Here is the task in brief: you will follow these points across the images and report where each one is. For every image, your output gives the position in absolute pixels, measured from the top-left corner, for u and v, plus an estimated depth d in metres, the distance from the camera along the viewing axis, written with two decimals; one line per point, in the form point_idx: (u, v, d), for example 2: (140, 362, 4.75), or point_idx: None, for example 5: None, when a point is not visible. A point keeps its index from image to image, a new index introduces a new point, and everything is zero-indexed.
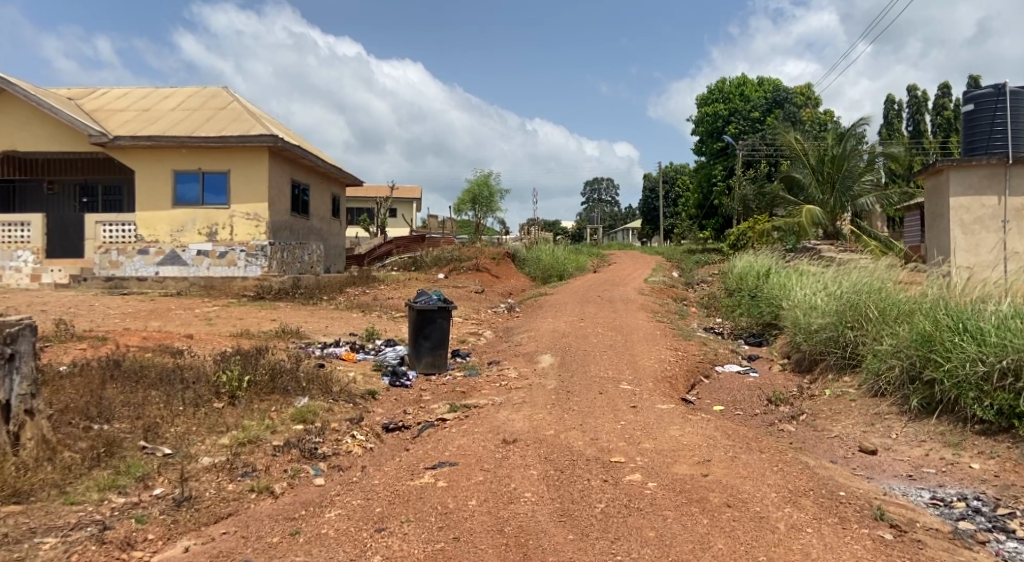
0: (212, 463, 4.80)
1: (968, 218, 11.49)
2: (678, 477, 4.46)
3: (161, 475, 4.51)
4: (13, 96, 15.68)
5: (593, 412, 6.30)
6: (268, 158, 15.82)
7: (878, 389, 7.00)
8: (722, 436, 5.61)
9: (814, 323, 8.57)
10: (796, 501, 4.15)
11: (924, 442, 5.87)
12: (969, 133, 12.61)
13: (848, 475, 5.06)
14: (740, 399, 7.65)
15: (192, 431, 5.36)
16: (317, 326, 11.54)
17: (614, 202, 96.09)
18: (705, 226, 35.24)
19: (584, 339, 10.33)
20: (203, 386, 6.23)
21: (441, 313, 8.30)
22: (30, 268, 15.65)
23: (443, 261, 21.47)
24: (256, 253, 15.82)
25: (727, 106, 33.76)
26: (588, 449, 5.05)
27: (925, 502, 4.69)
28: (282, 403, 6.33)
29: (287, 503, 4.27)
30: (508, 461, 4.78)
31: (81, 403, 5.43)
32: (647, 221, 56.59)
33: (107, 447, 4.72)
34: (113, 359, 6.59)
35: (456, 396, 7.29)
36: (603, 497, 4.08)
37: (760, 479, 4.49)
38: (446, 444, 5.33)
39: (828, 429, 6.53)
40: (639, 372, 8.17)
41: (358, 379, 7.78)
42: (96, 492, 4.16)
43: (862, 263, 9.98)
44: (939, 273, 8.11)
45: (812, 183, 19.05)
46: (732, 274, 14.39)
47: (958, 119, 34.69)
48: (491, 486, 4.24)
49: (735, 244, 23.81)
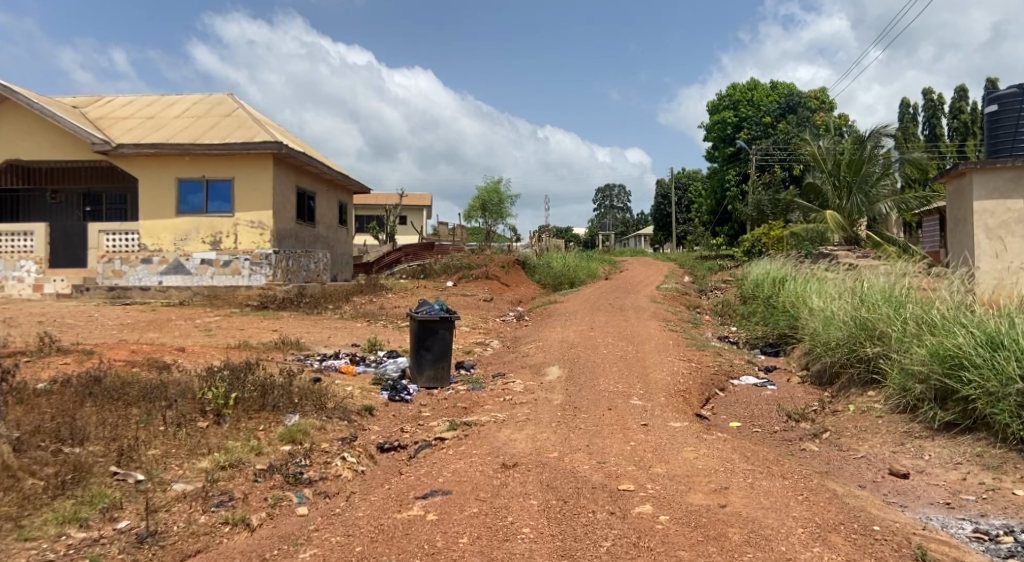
0: (185, 491, 4.42)
1: (993, 222, 10.97)
2: (693, 509, 4.04)
3: (128, 505, 4.15)
4: (16, 104, 15.54)
5: (602, 431, 5.89)
6: (272, 165, 15.56)
7: (906, 405, 6.54)
8: (739, 458, 5.18)
9: (833, 335, 8.13)
10: (825, 537, 3.72)
11: (961, 464, 5.39)
12: (994, 135, 12.10)
13: (881, 505, 4.59)
14: (758, 415, 7.22)
15: (171, 454, 5.01)
16: (318, 337, 11.19)
17: (625, 209, 95.49)
18: (718, 232, 34.73)
19: (594, 349, 9.92)
20: (188, 403, 5.88)
21: (444, 323, 7.91)
22: (33, 278, 15.50)
23: (451, 268, 21.07)
24: (260, 262, 15.54)
25: (736, 113, 33.30)
26: (594, 475, 4.65)
27: (967, 536, 4.25)
28: (271, 422, 5.96)
29: (262, 538, 3.91)
30: (507, 489, 4.38)
31: (53, 424, 5.09)
32: (659, 228, 55.87)
33: (74, 473, 4.37)
34: (95, 375, 6.26)
35: (457, 413, 6.90)
36: (610, 534, 3.67)
37: (783, 511, 4.07)
38: (439, 469, 4.93)
39: (854, 449, 6.10)
40: (651, 385, 7.73)
41: (355, 394, 7.42)
42: (54, 526, 3.81)
43: (885, 269, 9.50)
44: (966, 282, 7.68)
45: (829, 189, 18.48)
46: (747, 281, 13.93)
47: (976, 122, 34.01)
48: (486, 520, 3.84)
49: (749, 250, 23.40)
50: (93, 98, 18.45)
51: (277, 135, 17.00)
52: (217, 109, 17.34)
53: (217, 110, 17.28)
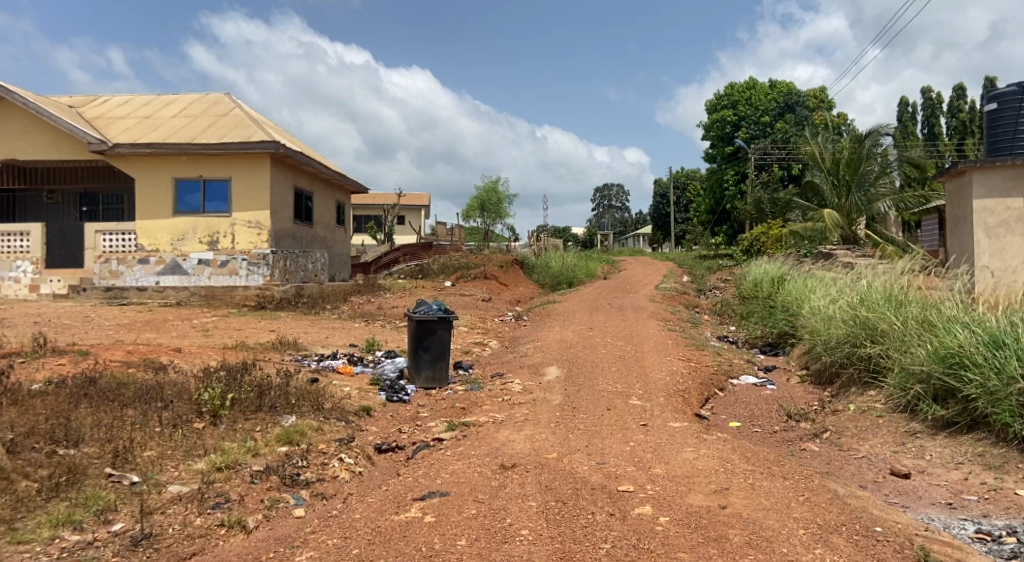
0: (181, 493, 4.37)
1: (993, 221, 10.94)
2: (693, 510, 4.00)
3: (122, 508, 4.10)
4: (12, 104, 15.48)
5: (601, 431, 5.86)
6: (269, 165, 15.51)
7: (907, 405, 6.50)
8: (739, 459, 5.14)
9: (833, 335, 8.09)
10: (827, 539, 3.69)
11: (962, 464, 5.36)
12: (993, 134, 12.08)
13: (883, 506, 4.56)
14: (757, 414, 7.19)
15: (167, 455, 4.96)
16: (317, 338, 11.14)
17: (624, 209, 95.49)
18: (717, 231, 34.76)
19: (593, 349, 9.88)
20: (184, 404, 5.83)
21: (442, 323, 7.87)
22: (29, 278, 15.43)
23: (450, 268, 21.03)
24: (258, 262, 15.48)
25: (735, 112, 33.25)
26: (593, 476, 4.61)
27: (970, 537, 4.22)
28: (267, 422, 5.91)
29: (258, 540, 3.87)
30: (505, 490, 4.35)
31: (48, 425, 5.05)
32: (658, 228, 55.87)
33: (68, 475, 4.33)
34: (90, 376, 6.22)
35: (455, 414, 6.86)
36: (610, 535, 3.63)
37: (784, 512, 4.03)
38: (438, 470, 4.89)
39: (855, 449, 6.07)
40: (650, 385, 7.70)
41: (353, 395, 7.37)
42: (47, 529, 3.76)
43: (884, 268, 9.48)
44: (965, 281, 7.66)
45: (828, 188, 18.45)
46: (746, 280, 13.90)
47: (974, 121, 34.05)
48: (484, 522, 3.80)
49: (748, 249, 23.44)
50: (89, 97, 18.37)
51: (275, 134, 16.94)
52: (214, 109, 17.28)
53: (214, 110, 17.23)
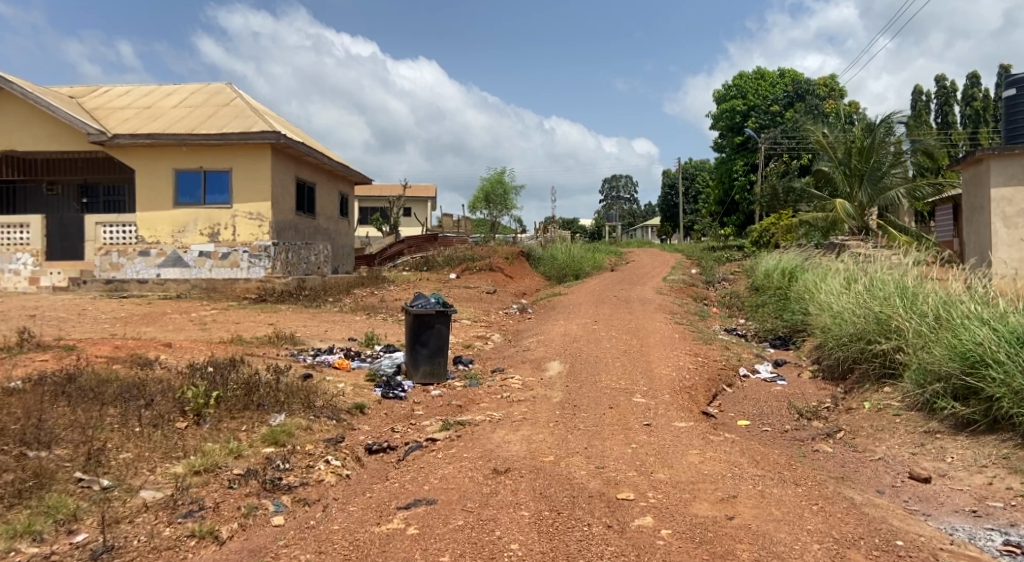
0: (153, 500, 4.11)
1: (1011, 210, 10.51)
2: (698, 522, 3.70)
3: (87, 517, 3.85)
4: (10, 94, 15.29)
5: (602, 432, 5.57)
6: (270, 155, 15.23)
7: (925, 403, 6.18)
8: (748, 463, 4.83)
9: (847, 328, 7.74)
10: (845, 555, 3.38)
11: (986, 468, 5.03)
12: (1013, 119, 11.55)
13: (904, 516, 4.24)
14: (768, 413, 6.88)
15: (143, 457, 4.69)
16: (315, 331, 10.89)
17: (632, 200, 94.76)
18: (727, 222, 34.36)
19: (597, 343, 9.58)
20: (167, 403, 5.56)
21: (441, 317, 7.58)
22: (29, 271, 15.21)
23: (455, 261, 20.80)
24: (259, 254, 15.28)
25: (745, 101, 32.59)
26: (592, 482, 4.32)
27: (997, 550, 3.90)
28: (254, 422, 5.64)
29: (231, 552, 3.64)
30: (497, 498, 4.06)
31: (19, 427, 4.80)
32: (665, 219, 55.18)
33: (36, 479, 4.09)
34: (72, 374, 5.97)
35: (451, 412, 6.58)
36: (606, 551, 3.35)
37: (796, 523, 3.73)
38: (427, 475, 4.61)
39: (871, 450, 5.76)
40: (656, 381, 7.41)
41: (347, 391, 7.12)
42: (3, 540, 3.50)
43: (899, 260, 9.09)
44: (986, 274, 7.30)
45: (840, 177, 17.90)
46: (756, 271, 13.54)
47: (988, 109, 33.38)
48: (471, 535, 3.53)
49: (757, 241, 23.32)
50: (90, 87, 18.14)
51: (277, 124, 16.68)
52: (215, 99, 17.01)
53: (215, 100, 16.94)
